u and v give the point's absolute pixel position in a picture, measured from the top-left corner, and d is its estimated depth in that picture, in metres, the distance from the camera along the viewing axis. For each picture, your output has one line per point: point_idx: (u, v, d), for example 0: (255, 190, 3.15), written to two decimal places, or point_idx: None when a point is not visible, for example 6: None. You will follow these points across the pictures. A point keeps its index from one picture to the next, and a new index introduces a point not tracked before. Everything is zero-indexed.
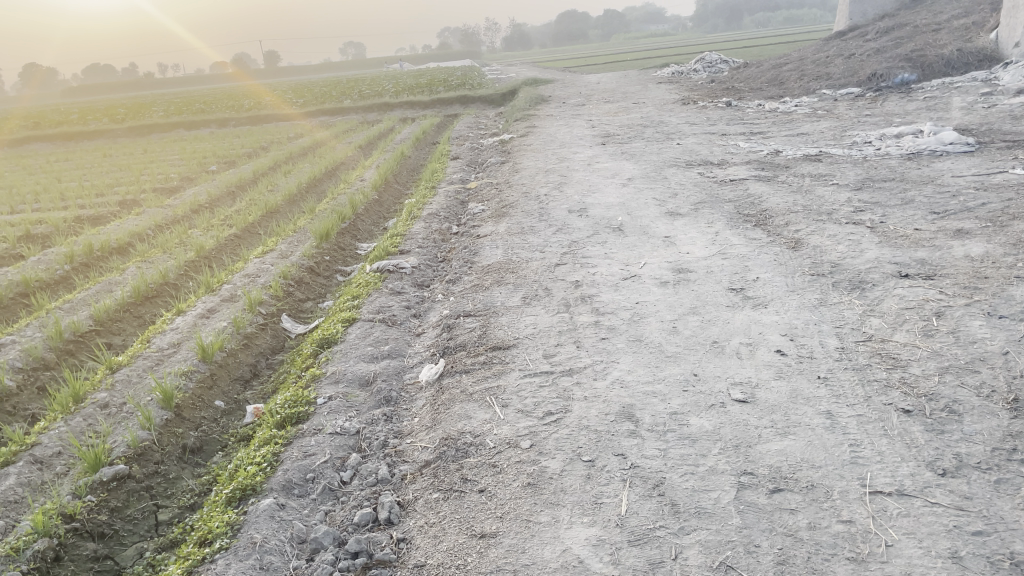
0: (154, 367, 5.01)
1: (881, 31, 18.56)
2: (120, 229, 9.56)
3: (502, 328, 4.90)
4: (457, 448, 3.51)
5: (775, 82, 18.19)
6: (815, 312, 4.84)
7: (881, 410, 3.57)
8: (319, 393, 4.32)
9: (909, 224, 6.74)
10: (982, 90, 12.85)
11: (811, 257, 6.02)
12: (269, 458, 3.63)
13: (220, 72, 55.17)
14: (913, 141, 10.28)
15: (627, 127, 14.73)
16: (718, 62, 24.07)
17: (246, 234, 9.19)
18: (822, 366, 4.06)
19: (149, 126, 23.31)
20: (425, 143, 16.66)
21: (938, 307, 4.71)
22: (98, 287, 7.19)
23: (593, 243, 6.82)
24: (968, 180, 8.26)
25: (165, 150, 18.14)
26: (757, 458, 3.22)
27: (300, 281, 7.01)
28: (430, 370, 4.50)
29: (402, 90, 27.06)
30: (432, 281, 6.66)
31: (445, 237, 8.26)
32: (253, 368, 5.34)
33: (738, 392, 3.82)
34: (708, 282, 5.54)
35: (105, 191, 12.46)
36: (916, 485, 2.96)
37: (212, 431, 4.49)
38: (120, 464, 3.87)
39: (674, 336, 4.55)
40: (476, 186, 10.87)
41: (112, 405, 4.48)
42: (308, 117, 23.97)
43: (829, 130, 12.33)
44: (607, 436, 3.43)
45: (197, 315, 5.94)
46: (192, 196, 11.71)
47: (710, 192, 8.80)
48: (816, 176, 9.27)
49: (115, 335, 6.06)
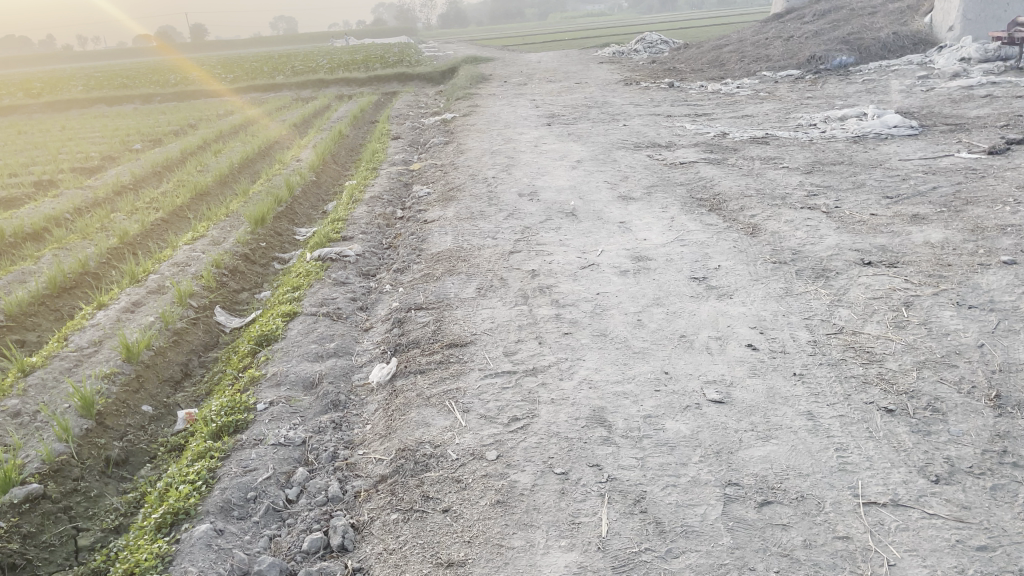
0: (71, 370, 4.55)
1: (818, 13, 18.69)
2: (36, 213, 8.91)
3: (458, 323, 4.60)
4: (416, 461, 3.20)
5: (716, 63, 18.16)
6: (782, 303, 4.67)
7: (863, 409, 3.39)
8: (259, 398, 3.96)
9: (864, 209, 6.64)
10: (919, 74, 12.99)
11: (771, 244, 5.86)
12: (204, 476, 3.26)
13: (143, 46, 52.74)
14: (858, 123, 10.27)
15: (572, 107, 14.48)
16: (658, 42, 23.93)
17: (175, 219, 8.64)
18: (797, 362, 3.87)
19: (67, 101, 22.05)
20: (362, 122, 16.10)
21: (906, 296, 4.59)
22: (10, 277, 6.62)
23: (546, 229, 6.55)
24: (915, 163, 8.26)
25: (86, 127, 17.15)
26: (740, 466, 3.00)
27: (234, 270, 6.56)
28: (381, 371, 4.17)
29: (336, 67, 26.27)
30: (379, 270, 6.30)
31: (390, 221, 7.88)
32: (184, 367, 4.92)
33: (713, 392, 3.60)
34: (669, 271, 5.33)
35: (20, 171, 11.66)
36: (911, 495, 2.78)
37: (140, 440, 4.10)
38: (33, 483, 3.46)
39: (640, 330, 4.32)
40: (420, 167, 10.48)
41: (24, 414, 4.04)
42: (238, 93, 23.04)
43: (774, 112, 12.31)
44: (579, 445, 3.17)
45: (121, 308, 5.47)
46: (114, 177, 11.02)
47: (661, 175, 8.61)
48: (765, 159, 9.19)
49: (29, 331, 5.57)
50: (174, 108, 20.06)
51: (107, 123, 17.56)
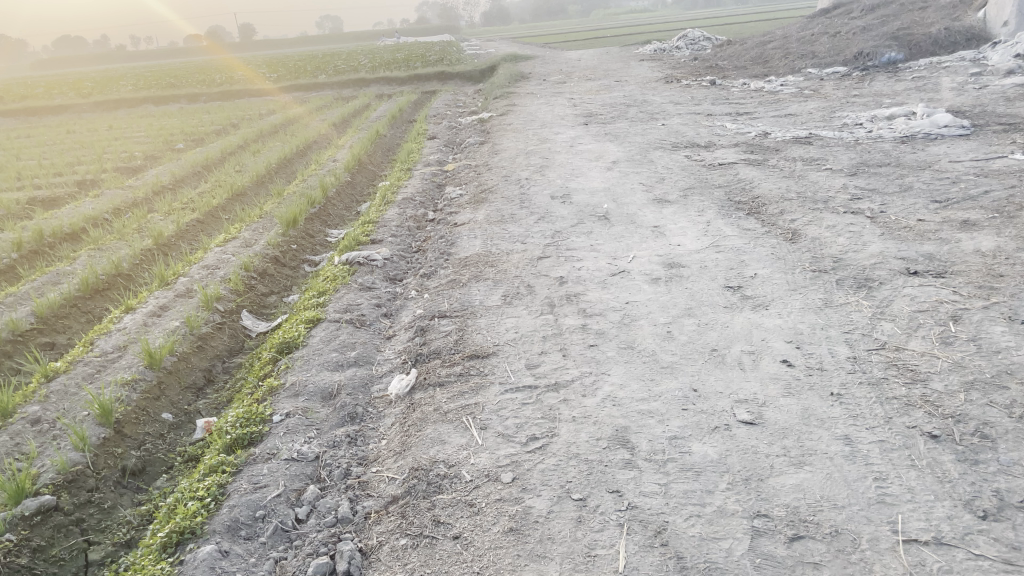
0: (93, 376, 4.51)
1: (866, 7, 18.14)
2: (75, 213, 8.99)
3: (480, 332, 4.47)
4: (429, 482, 3.08)
5: (760, 60, 17.76)
6: (820, 315, 4.45)
7: (905, 434, 3.18)
8: (275, 409, 3.88)
9: (911, 214, 6.36)
10: (971, 71, 12.49)
11: (811, 251, 5.63)
12: (213, 493, 3.17)
13: (191, 45, 53.48)
14: (906, 123, 9.89)
15: (610, 106, 14.25)
16: (700, 39, 23.50)
17: (209, 220, 8.66)
18: (835, 381, 3.66)
19: (115, 101, 22.43)
20: (400, 121, 16.05)
21: (954, 310, 4.34)
22: (45, 279, 6.66)
23: (577, 233, 6.40)
24: (966, 165, 7.91)
25: (131, 126, 17.41)
26: (771, 496, 2.82)
27: (263, 273, 6.52)
28: (400, 383, 4.06)
29: (377, 66, 26.36)
30: (406, 275, 6.20)
31: (421, 224, 7.79)
32: (207, 373, 4.87)
33: (744, 412, 3.41)
34: (702, 279, 5.14)
35: (64, 170, 11.82)
36: (955, 532, 2.58)
37: (157, 449, 4.04)
38: (46, 494, 3.42)
39: (669, 343, 4.15)
40: (454, 168, 10.38)
41: (44, 421, 4.01)
42: (281, 92, 23.22)
43: (819, 110, 11.95)
44: (599, 468, 3.02)
45: (148, 312, 5.44)
46: (154, 177, 11.11)
47: (698, 177, 8.39)
48: (807, 160, 8.90)
49: (59, 333, 5.58)
50: (218, 108, 20.25)
51: (152, 123, 17.77)
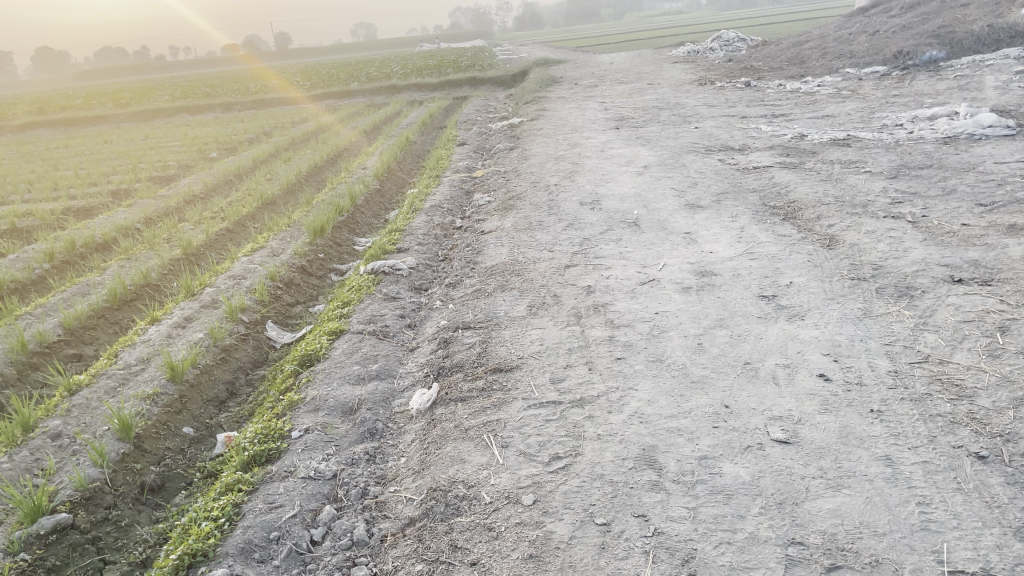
0: (115, 390, 4.48)
1: (906, 5, 17.70)
2: (107, 223, 9.07)
3: (505, 345, 4.36)
4: (447, 503, 2.98)
5: (796, 61, 17.43)
6: (859, 326, 4.26)
7: (950, 455, 3.00)
8: (294, 425, 3.80)
9: (955, 218, 6.12)
10: (1016, 69, 12.09)
11: (849, 258, 5.42)
12: (227, 512, 3.10)
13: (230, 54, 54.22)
14: (949, 124, 9.57)
15: (642, 109, 14.07)
16: (735, 40, 23.16)
17: (238, 229, 8.67)
18: (874, 397, 3.47)
19: (152, 111, 22.73)
20: (431, 128, 16.02)
21: (1002, 320, 4.12)
22: (74, 290, 6.69)
23: (607, 241, 6.27)
24: (1012, 167, 7.61)
25: (167, 135, 17.63)
26: (807, 521, 2.67)
27: (289, 283, 6.49)
28: (421, 398, 3.96)
29: (409, 73, 26.41)
30: (432, 284, 6.12)
31: (448, 231, 7.71)
32: (230, 386, 4.83)
33: (778, 430, 3.25)
34: (735, 288, 4.97)
35: (100, 180, 11.97)
36: (1006, 563, 2.41)
37: (177, 465, 3.99)
38: (62, 512, 3.37)
39: (700, 356, 4.00)
40: (483, 174, 10.30)
41: (64, 436, 3.98)
42: (314, 100, 23.38)
43: (857, 111, 11.66)
44: (624, 491, 2.88)
45: (172, 324, 5.41)
46: (186, 186, 11.19)
47: (732, 181, 8.20)
48: (845, 163, 8.66)
49: (86, 345, 5.59)
50: (252, 117, 20.39)
51: (187, 132, 17.96)
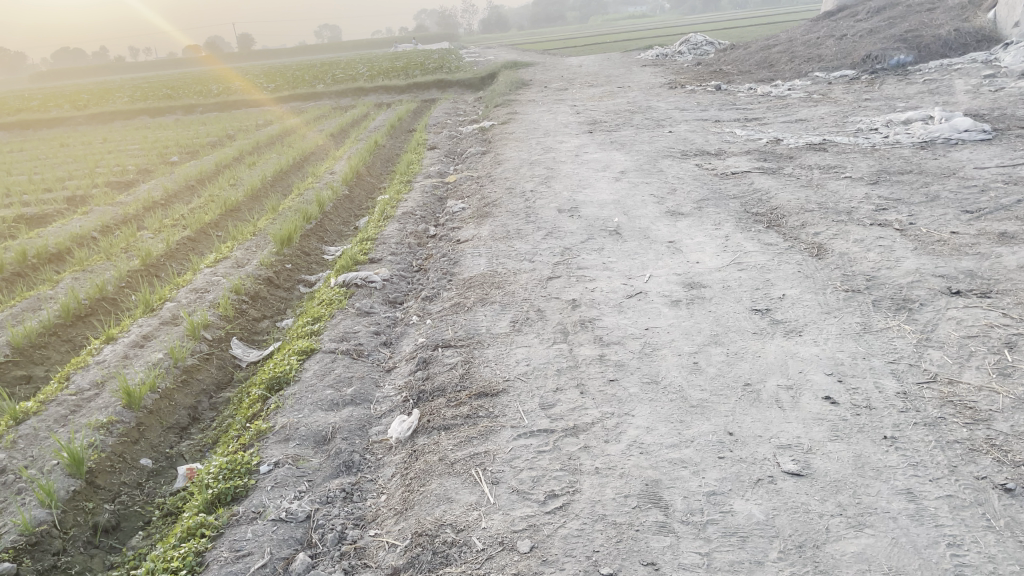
0: (68, 418, 4.13)
1: (872, 10, 17.76)
2: (62, 231, 8.64)
3: (489, 366, 4.09)
4: (434, 551, 2.71)
5: (765, 64, 17.38)
6: (860, 342, 4.07)
7: (974, 488, 2.79)
8: (264, 457, 3.49)
9: (942, 226, 5.98)
10: (984, 73, 12.11)
11: (841, 268, 5.24)
12: (189, 563, 2.79)
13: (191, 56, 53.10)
14: (925, 128, 9.48)
15: (614, 113, 13.90)
16: (703, 43, 23.06)
17: (201, 237, 8.30)
18: (886, 423, 3.26)
19: (110, 113, 22.04)
20: (400, 131, 15.68)
21: (1008, 335, 3.95)
22: (24, 305, 6.28)
23: (588, 250, 6.03)
24: (992, 172, 7.53)
25: (127, 139, 17.09)
26: (832, 568, 2.44)
27: (255, 296, 6.16)
28: (401, 426, 3.69)
29: (376, 75, 25.98)
30: (406, 297, 5.83)
31: (422, 240, 7.42)
32: (192, 411, 4.50)
33: (788, 461, 3.02)
34: (726, 301, 4.76)
35: (55, 185, 11.46)
36: None
37: (134, 502, 3.67)
38: (4, 563, 3.04)
39: (697, 376, 3.77)
40: (456, 180, 10.02)
41: (9, 472, 3.62)
42: (279, 103, 22.86)
43: (830, 115, 11.58)
44: (630, 535, 2.64)
45: (130, 343, 5.05)
46: (145, 192, 10.73)
47: (712, 186, 8.02)
48: (824, 168, 8.53)
49: (36, 365, 5.21)
50: (214, 119, 19.85)
51: (147, 135, 17.39)
